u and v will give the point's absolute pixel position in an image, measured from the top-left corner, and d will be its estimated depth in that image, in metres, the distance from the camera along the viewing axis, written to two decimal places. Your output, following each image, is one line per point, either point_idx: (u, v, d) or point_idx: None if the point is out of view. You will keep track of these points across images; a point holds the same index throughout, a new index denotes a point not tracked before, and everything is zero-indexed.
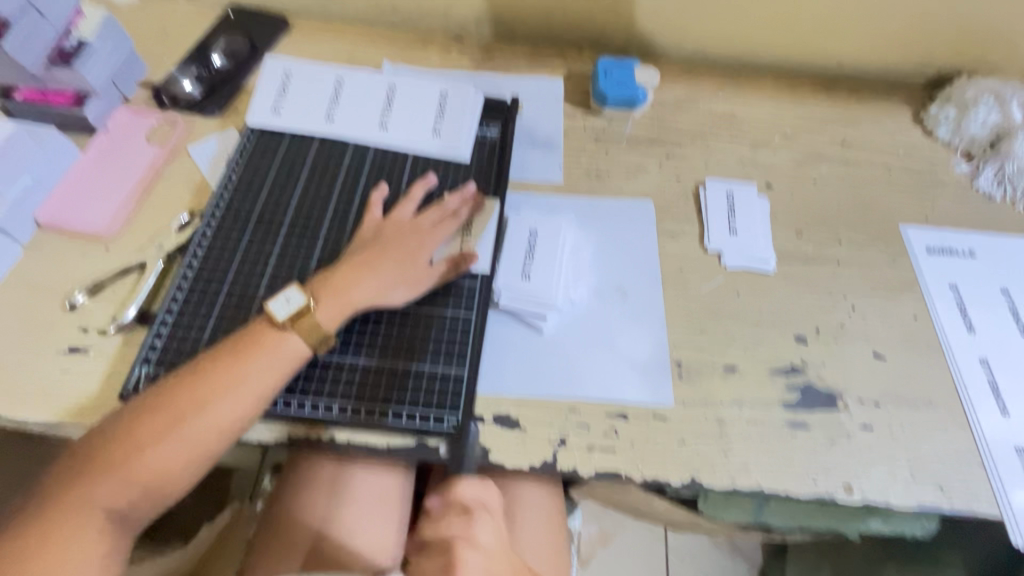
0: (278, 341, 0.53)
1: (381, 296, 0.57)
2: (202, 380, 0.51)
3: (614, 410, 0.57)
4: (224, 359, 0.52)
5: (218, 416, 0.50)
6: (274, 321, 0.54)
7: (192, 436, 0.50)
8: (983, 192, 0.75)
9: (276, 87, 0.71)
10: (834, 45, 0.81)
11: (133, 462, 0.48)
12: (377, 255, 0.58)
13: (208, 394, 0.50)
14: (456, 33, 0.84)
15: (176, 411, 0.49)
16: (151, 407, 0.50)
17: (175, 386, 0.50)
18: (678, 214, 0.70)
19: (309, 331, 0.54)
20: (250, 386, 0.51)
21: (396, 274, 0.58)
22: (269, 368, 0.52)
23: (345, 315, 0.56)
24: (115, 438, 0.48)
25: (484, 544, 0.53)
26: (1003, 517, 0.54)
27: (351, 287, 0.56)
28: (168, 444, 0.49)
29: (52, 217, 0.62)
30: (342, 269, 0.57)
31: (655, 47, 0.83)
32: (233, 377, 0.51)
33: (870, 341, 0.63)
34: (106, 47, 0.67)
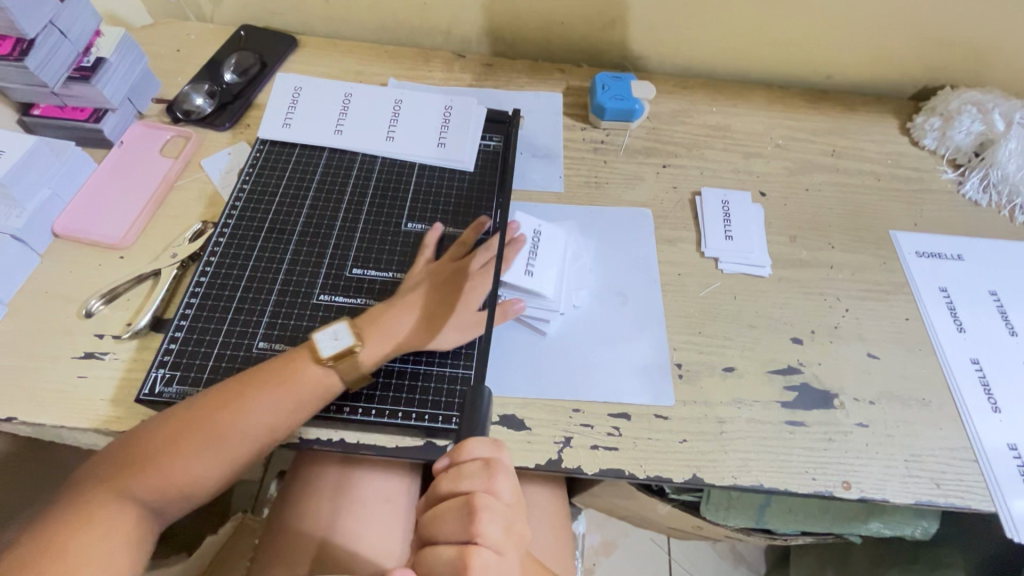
0: (320, 374, 0.54)
1: (425, 339, 0.58)
2: (229, 399, 0.53)
3: (616, 410, 0.58)
4: (258, 380, 0.53)
5: (248, 433, 0.53)
6: (319, 356, 0.54)
7: (223, 448, 0.52)
8: (970, 198, 0.78)
9: (287, 102, 0.74)
10: (822, 60, 0.84)
11: (162, 471, 0.51)
12: (425, 300, 0.60)
13: (239, 413, 0.52)
14: (458, 50, 0.87)
15: (208, 428, 0.52)
16: (186, 423, 0.51)
17: (209, 405, 0.52)
18: (676, 221, 0.72)
19: (348, 371, 0.55)
20: (282, 409, 0.53)
21: (444, 318, 0.59)
22: (300, 398, 0.53)
23: (388, 356, 0.57)
24: (150, 450, 0.50)
25: (505, 495, 0.46)
26: (998, 511, 0.55)
27: (396, 329, 0.58)
28: (201, 457, 0.52)
29: (68, 228, 0.64)
30: (393, 309, 0.59)
31: (651, 63, 0.87)
32: (265, 398, 0.53)
33: (864, 342, 0.65)
34: (122, 65, 0.70)
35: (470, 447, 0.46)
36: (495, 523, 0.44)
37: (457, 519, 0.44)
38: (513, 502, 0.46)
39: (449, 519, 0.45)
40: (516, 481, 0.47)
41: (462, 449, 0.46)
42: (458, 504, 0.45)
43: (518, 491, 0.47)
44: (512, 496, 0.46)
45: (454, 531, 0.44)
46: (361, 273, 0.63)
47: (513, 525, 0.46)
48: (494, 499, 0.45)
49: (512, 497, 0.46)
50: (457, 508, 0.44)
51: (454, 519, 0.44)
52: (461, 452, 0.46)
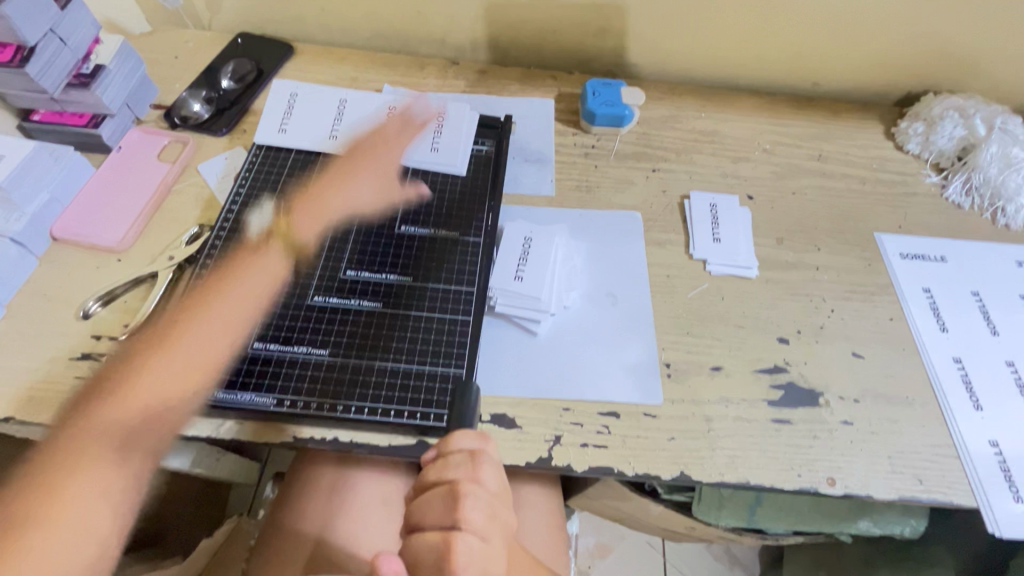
0: (265, 255, 0.64)
1: (357, 198, 0.69)
2: (185, 317, 0.59)
3: (606, 408, 0.59)
4: (205, 297, 0.61)
5: (206, 340, 0.58)
6: (251, 243, 0.65)
7: (180, 364, 0.57)
8: (953, 202, 0.79)
9: (283, 108, 0.75)
10: (808, 67, 0.86)
11: (130, 400, 0.55)
12: (354, 160, 0.71)
13: (190, 327, 0.59)
14: (452, 57, 0.89)
15: (166, 350, 0.57)
16: (145, 351, 0.57)
17: (167, 330, 0.59)
18: (665, 224, 0.74)
19: (291, 250, 0.65)
20: (235, 304, 0.60)
21: (371, 176, 0.70)
22: (255, 272, 0.63)
23: (322, 224, 0.67)
24: (114, 385, 0.56)
25: (491, 485, 0.45)
26: (980, 507, 0.56)
27: (332, 198, 0.69)
28: (163, 376, 0.56)
29: (67, 231, 0.65)
30: (323, 186, 0.70)
31: (641, 70, 0.89)
32: (215, 313, 0.59)
33: (849, 342, 0.66)
34: (121, 71, 0.71)
35: (457, 438, 0.47)
36: (479, 510, 0.44)
37: (442, 506, 0.44)
38: (499, 493, 0.46)
39: (433, 507, 0.44)
40: (502, 472, 0.47)
41: (449, 440, 0.47)
42: (443, 492, 0.45)
43: (503, 480, 0.47)
44: (499, 487, 0.46)
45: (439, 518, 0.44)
46: (354, 274, 0.64)
47: (498, 515, 0.45)
48: (479, 487, 0.44)
49: (498, 488, 0.46)
50: (442, 495, 0.44)
51: (438, 506, 0.44)
52: (448, 443, 0.47)
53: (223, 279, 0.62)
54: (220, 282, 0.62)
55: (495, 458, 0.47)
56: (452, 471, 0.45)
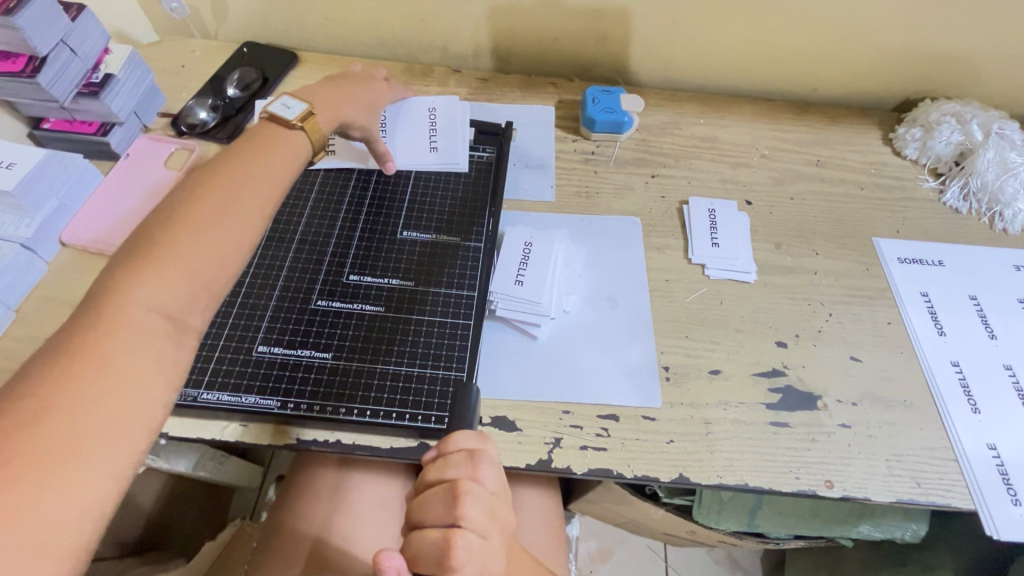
0: (290, 139, 0.56)
1: (358, 118, 0.65)
2: (199, 204, 0.46)
3: (605, 411, 0.60)
4: (219, 180, 0.48)
5: (220, 241, 0.45)
6: (284, 120, 0.56)
7: (187, 264, 0.43)
8: (951, 206, 0.80)
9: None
10: (805, 74, 0.87)
11: (151, 276, 0.41)
12: (351, 86, 0.66)
13: (201, 219, 0.45)
14: (454, 65, 0.90)
15: (170, 240, 0.43)
16: (143, 242, 0.43)
17: (169, 214, 0.45)
18: (664, 229, 0.75)
19: (316, 133, 0.58)
20: (269, 182, 0.51)
21: (367, 100, 0.67)
22: (289, 155, 0.54)
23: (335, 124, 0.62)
24: (122, 274, 0.41)
25: (490, 483, 0.46)
26: (978, 509, 0.57)
27: (339, 104, 0.63)
28: (161, 273, 0.41)
29: (76, 236, 0.67)
30: (328, 92, 0.63)
31: (640, 77, 0.90)
32: (232, 204, 0.47)
33: (847, 345, 0.66)
34: (130, 80, 0.73)
35: (455, 438, 0.47)
36: (478, 507, 0.44)
37: (441, 504, 0.44)
38: (498, 491, 0.46)
39: (433, 505, 0.44)
40: (502, 471, 0.47)
41: (448, 440, 0.47)
42: (443, 490, 0.45)
43: (504, 480, 0.47)
44: (498, 486, 0.46)
45: (438, 515, 0.44)
46: (357, 279, 0.65)
47: (497, 513, 0.45)
48: (478, 485, 0.45)
49: (497, 487, 0.46)
50: (441, 492, 0.45)
51: (437, 504, 0.44)
52: (446, 443, 0.47)
53: (250, 156, 0.51)
54: (238, 171, 0.50)
55: (494, 457, 0.47)
56: (452, 469, 0.45)
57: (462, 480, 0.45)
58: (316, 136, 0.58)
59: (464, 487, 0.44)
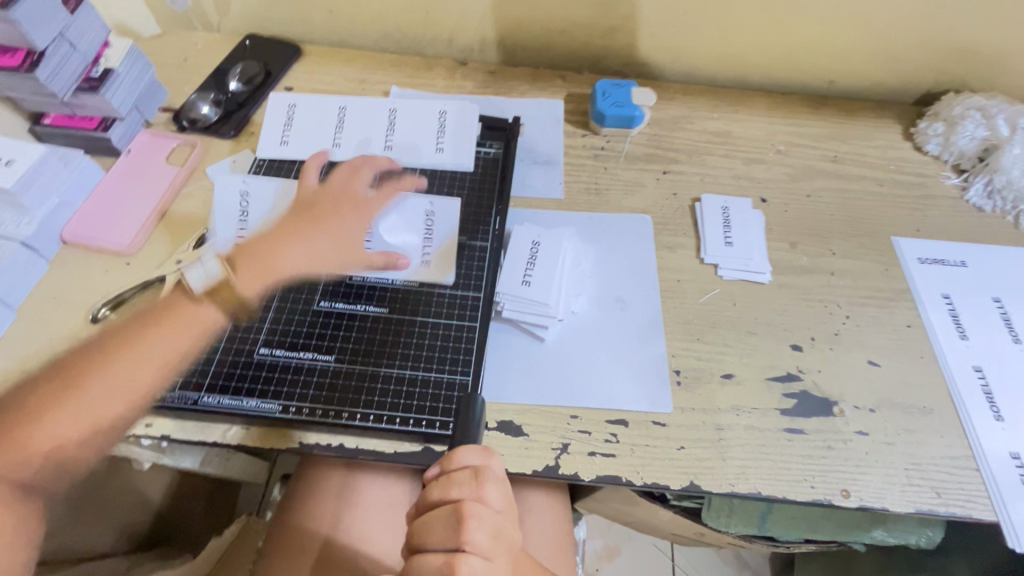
0: (192, 312, 0.57)
1: (309, 266, 0.62)
2: (61, 390, 0.50)
3: (613, 417, 0.59)
4: (95, 363, 0.52)
5: (72, 427, 0.49)
6: (190, 294, 0.58)
7: (35, 446, 0.48)
8: (974, 205, 0.77)
9: (236, 213, 0.66)
10: (823, 66, 0.84)
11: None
12: (308, 223, 0.63)
13: (59, 407, 0.49)
14: (460, 58, 0.88)
15: (31, 416, 0.48)
16: (1, 421, 0.48)
17: (39, 393, 0.50)
18: (675, 228, 0.73)
19: (225, 304, 0.59)
20: (146, 360, 0.53)
21: (325, 242, 0.63)
22: (183, 329, 0.55)
23: (269, 280, 0.61)
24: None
25: (494, 502, 0.45)
26: (1000, 520, 0.55)
27: (281, 255, 0.61)
28: (9, 457, 0.47)
29: (76, 234, 0.66)
30: (274, 237, 0.62)
31: (652, 69, 0.87)
32: (98, 383, 0.51)
33: (864, 349, 0.64)
34: (130, 75, 0.71)
35: (460, 455, 0.46)
36: (482, 531, 0.44)
37: (445, 526, 0.44)
38: (504, 509, 0.46)
39: (437, 528, 0.44)
40: (506, 487, 0.46)
41: (453, 457, 0.45)
42: (446, 512, 0.44)
43: (509, 497, 0.47)
44: (503, 503, 0.46)
45: (442, 540, 0.43)
46: (360, 279, 0.64)
47: (502, 533, 0.45)
48: (482, 507, 0.44)
49: (502, 505, 0.46)
50: (445, 515, 0.44)
51: (441, 526, 0.44)
52: (450, 460, 0.46)
53: (134, 327, 0.54)
54: (117, 350, 0.53)
55: (499, 475, 0.46)
56: (455, 492, 0.45)
57: (467, 503, 0.44)
58: (225, 307, 0.59)
59: (468, 511, 0.44)
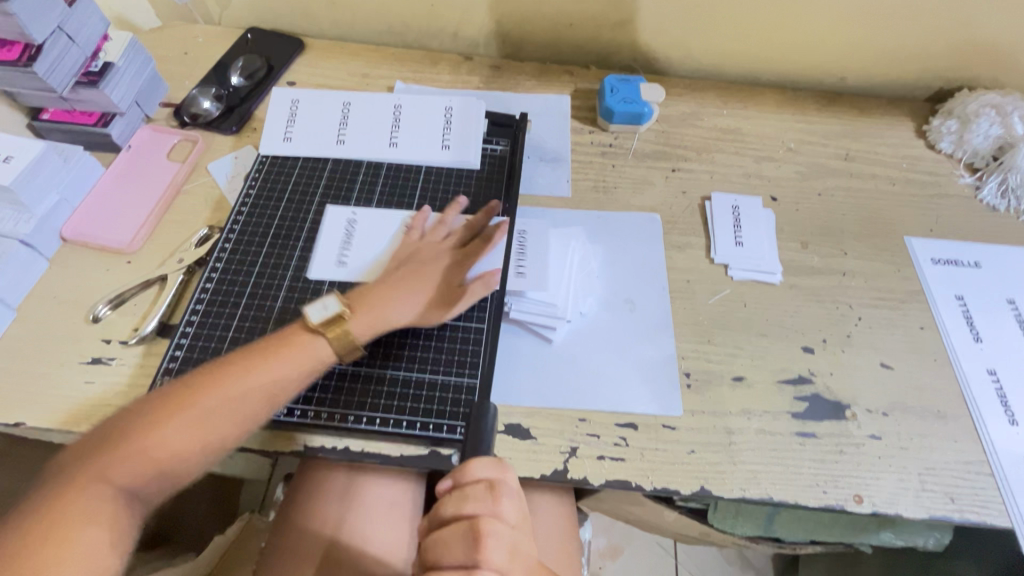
0: (306, 346, 0.54)
1: (414, 317, 0.58)
2: (183, 404, 0.49)
3: (623, 420, 0.58)
4: (217, 379, 0.51)
5: (182, 443, 0.48)
6: (308, 325, 0.55)
7: (151, 456, 0.47)
8: (987, 204, 0.76)
9: (341, 236, 0.65)
10: (835, 62, 0.83)
11: (115, 465, 0.46)
12: (411, 273, 0.59)
13: (178, 421, 0.48)
14: (466, 53, 0.87)
15: (160, 420, 0.48)
16: (127, 427, 0.48)
17: (162, 402, 0.49)
18: (684, 227, 0.71)
19: (339, 340, 0.55)
20: (268, 385, 0.52)
21: (427, 296, 0.59)
22: (299, 359, 0.53)
23: (377, 329, 0.56)
24: (99, 451, 0.46)
25: (510, 517, 0.44)
26: (1014, 526, 0.54)
27: (387, 305, 0.57)
28: (125, 464, 0.46)
29: (76, 232, 0.65)
30: (379, 287, 0.58)
31: (660, 65, 0.86)
32: (219, 402, 0.50)
33: (877, 352, 0.63)
34: (130, 69, 0.70)
35: (474, 469, 0.45)
36: (500, 548, 0.43)
37: (461, 545, 0.43)
38: (518, 522, 0.45)
39: (452, 546, 0.43)
40: (520, 501, 0.46)
41: (466, 470, 0.45)
42: (461, 529, 0.43)
43: (523, 511, 0.46)
44: (517, 517, 0.45)
45: (459, 559, 0.42)
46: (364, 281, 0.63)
47: (519, 549, 0.44)
48: (499, 523, 0.43)
49: (517, 520, 0.45)
50: (461, 533, 0.43)
51: (456, 545, 0.43)
52: (463, 473, 0.45)
53: (260, 352, 0.53)
54: (242, 367, 0.52)
55: (513, 489, 0.45)
56: (471, 508, 0.44)
57: (484, 519, 0.43)
58: (339, 345, 0.54)
59: (485, 528, 0.43)
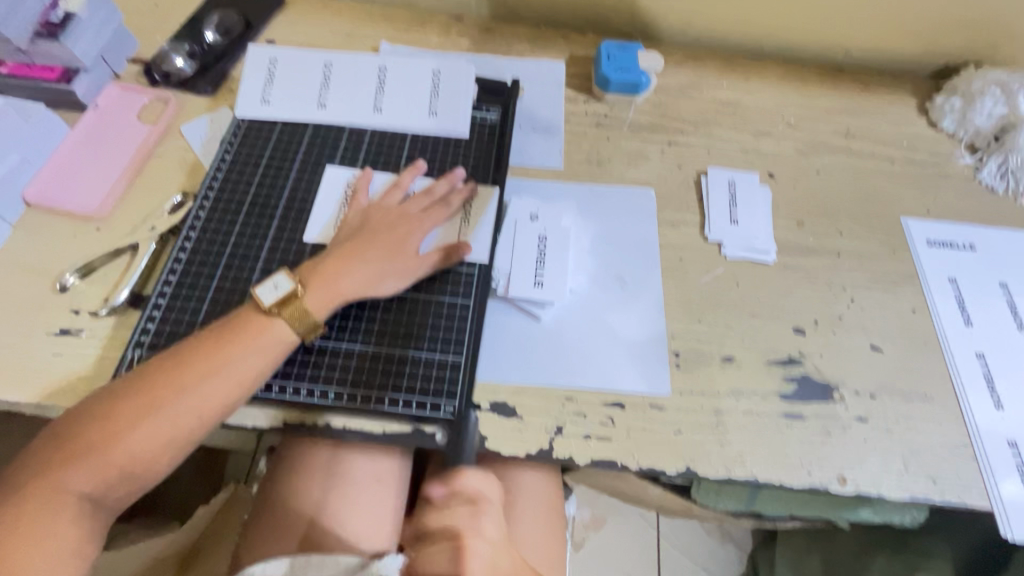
0: (263, 326, 0.52)
1: (369, 287, 0.56)
2: (135, 405, 0.48)
3: (610, 399, 0.57)
4: (169, 375, 0.49)
5: (140, 446, 0.47)
6: (261, 307, 0.53)
7: (110, 459, 0.47)
8: (986, 185, 0.74)
9: (335, 199, 0.63)
10: (840, 34, 0.79)
11: (72, 472, 0.46)
12: (365, 243, 0.57)
13: (131, 422, 0.47)
14: (456, 13, 0.82)
15: (115, 422, 0.47)
16: (77, 432, 0.47)
17: (112, 403, 0.48)
18: (678, 203, 0.69)
19: (296, 318, 0.53)
20: (226, 378, 0.50)
21: (384, 263, 0.57)
22: (257, 347, 0.51)
23: (333, 305, 0.55)
24: (56, 458, 0.46)
25: (489, 534, 0.49)
26: (993, 508, 0.55)
27: (341, 275, 0.55)
28: (82, 470, 0.46)
29: (40, 196, 0.61)
30: (332, 257, 0.56)
31: (659, 32, 0.82)
32: (175, 400, 0.48)
33: (867, 334, 0.63)
34: (94, 20, 0.65)
35: (461, 484, 0.50)
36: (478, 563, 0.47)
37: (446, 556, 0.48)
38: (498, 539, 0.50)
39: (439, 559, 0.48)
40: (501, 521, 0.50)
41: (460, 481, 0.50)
42: (450, 542, 0.48)
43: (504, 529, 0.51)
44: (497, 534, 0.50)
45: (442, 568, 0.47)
46: None
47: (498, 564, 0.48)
48: (480, 540, 0.48)
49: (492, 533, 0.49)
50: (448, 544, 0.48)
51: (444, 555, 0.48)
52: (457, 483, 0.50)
53: (215, 344, 0.51)
54: (198, 361, 0.50)
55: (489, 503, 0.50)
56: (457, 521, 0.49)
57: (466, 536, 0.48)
58: (296, 321, 0.53)
59: (467, 546, 0.48)
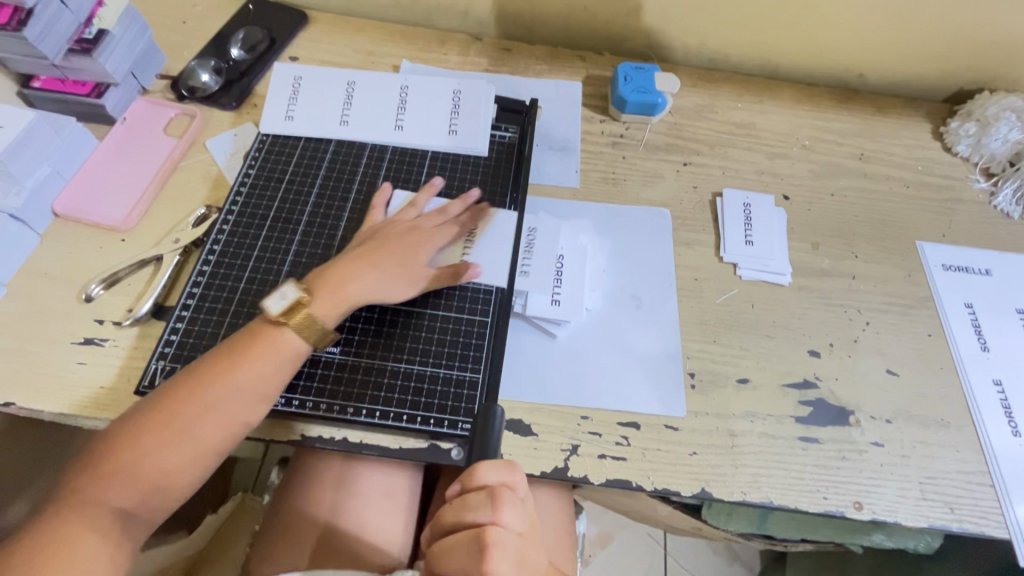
0: (271, 336, 0.53)
1: (379, 293, 0.56)
2: (161, 421, 0.48)
3: (626, 418, 0.57)
4: (192, 389, 0.50)
5: (171, 461, 0.48)
6: (270, 317, 0.53)
7: (143, 476, 0.47)
8: (1002, 210, 0.74)
9: (357, 216, 0.64)
10: (855, 59, 0.80)
11: (106, 489, 0.46)
12: (377, 250, 0.58)
13: (160, 436, 0.48)
14: (475, 33, 0.84)
15: (143, 440, 0.48)
16: (108, 449, 0.47)
17: (139, 419, 0.49)
18: (694, 223, 0.70)
19: (302, 323, 0.53)
20: (246, 387, 0.51)
21: (394, 270, 0.57)
22: (274, 356, 0.52)
23: (340, 309, 0.55)
24: (86, 476, 0.46)
25: (514, 525, 0.43)
26: (1012, 535, 0.54)
27: (350, 281, 0.56)
28: (113, 486, 0.46)
29: (68, 207, 0.62)
30: (341, 265, 0.57)
31: (675, 54, 0.83)
32: (201, 412, 0.49)
33: (883, 358, 0.63)
34: (125, 37, 0.67)
35: (481, 472, 0.44)
36: (506, 560, 0.42)
37: (467, 554, 0.42)
38: (525, 530, 0.44)
39: (459, 555, 0.42)
40: (525, 509, 0.44)
41: (472, 474, 0.43)
42: (469, 538, 0.42)
43: (529, 518, 0.45)
44: (523, 525, 0.44)
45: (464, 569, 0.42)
46: None
47: (526, 556, 0.43)
48: (504, 533, 0.42)
49: (518, 524, 0.43)
50: (467, 542, 0.42)
51: (462, 553, 0.42)
52: (471, 477, 0.44)
53: (233, 355, 0.52)
54: (219, 373, 0.51)
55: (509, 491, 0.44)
56: (473, 516, 0.43)
57: (488, 528, 0.42)
58: (304, 327, 0.53)
59: (489, 539, 0.42)
